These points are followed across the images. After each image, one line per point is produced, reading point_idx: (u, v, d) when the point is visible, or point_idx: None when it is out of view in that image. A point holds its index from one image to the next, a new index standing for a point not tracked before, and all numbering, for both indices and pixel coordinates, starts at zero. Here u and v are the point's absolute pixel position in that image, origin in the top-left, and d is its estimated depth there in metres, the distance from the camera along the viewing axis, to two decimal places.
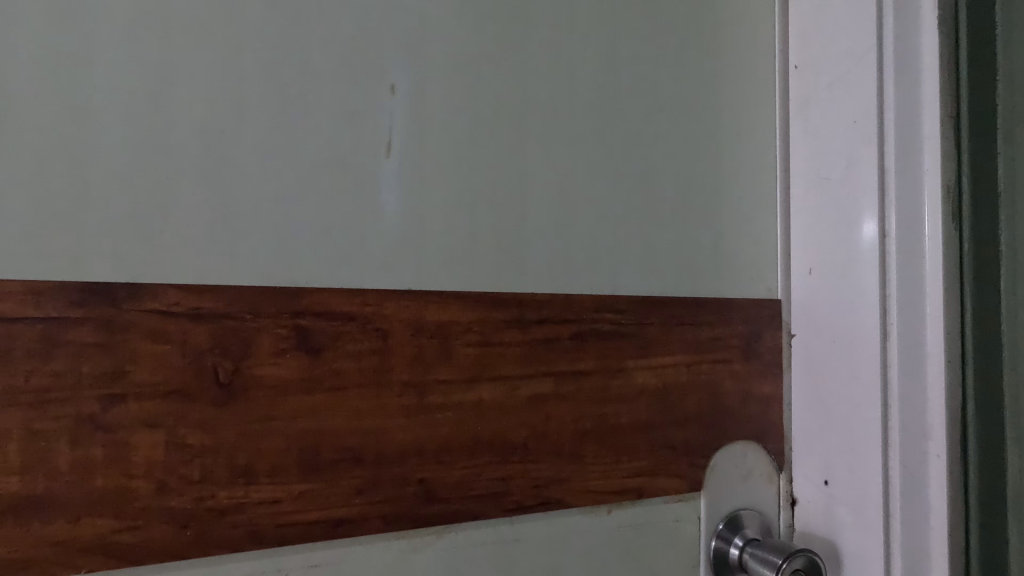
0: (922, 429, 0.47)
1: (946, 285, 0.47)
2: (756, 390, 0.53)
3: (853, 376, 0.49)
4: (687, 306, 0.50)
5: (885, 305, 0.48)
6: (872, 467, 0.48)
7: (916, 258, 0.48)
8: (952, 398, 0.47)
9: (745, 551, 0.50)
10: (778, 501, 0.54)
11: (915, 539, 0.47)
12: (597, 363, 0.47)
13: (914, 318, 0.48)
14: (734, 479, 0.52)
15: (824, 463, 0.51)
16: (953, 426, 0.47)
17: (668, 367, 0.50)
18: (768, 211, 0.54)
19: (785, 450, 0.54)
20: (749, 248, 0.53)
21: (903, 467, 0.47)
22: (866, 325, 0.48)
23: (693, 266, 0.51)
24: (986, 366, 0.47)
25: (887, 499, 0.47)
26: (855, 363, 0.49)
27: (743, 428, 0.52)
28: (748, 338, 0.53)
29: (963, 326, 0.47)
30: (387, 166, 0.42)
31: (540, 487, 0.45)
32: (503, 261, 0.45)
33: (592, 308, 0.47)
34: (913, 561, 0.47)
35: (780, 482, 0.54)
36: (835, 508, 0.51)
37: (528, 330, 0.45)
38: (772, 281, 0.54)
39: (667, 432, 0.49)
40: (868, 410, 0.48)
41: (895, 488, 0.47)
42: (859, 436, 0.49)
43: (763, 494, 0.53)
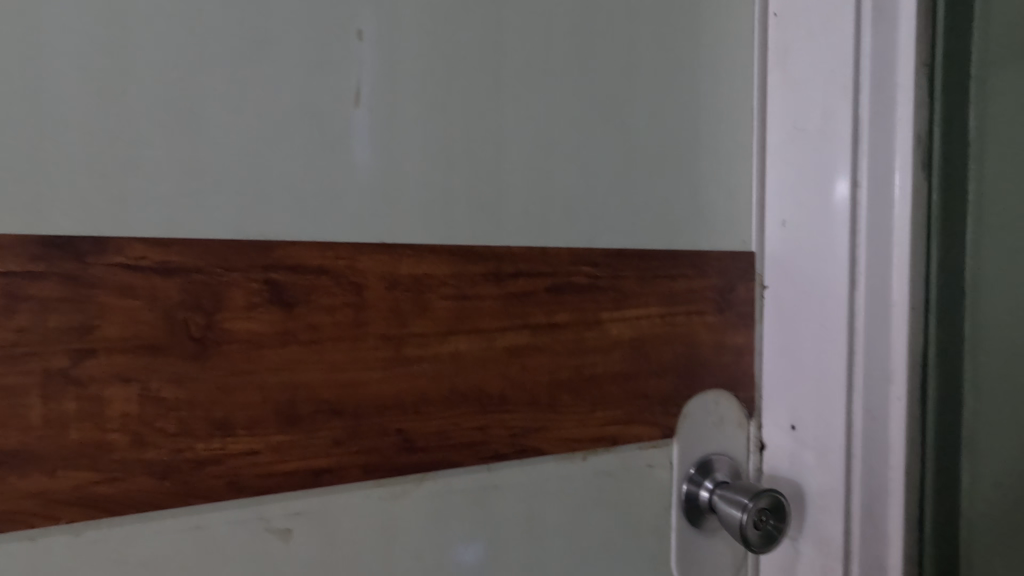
0: (885, 373, 0.49)
1: (913, 235, 0.48)
2: (729, 340, 0.54)
3: (823, 325, 0.50)
4: (662, 259, 0.51)
5: (854, 257, 0.49)
6: (837, 411, 0.50)
7: (885, 208, 0.48)
8: (914, 342, 0.49)
9: (711, 498, 0.52)
10: (748, 447, 0.56)
11: (874, 478, 0.50)
12: (572, 315, 0.48)
13: (882, 267, 0.49)
14: (705, 426, 0.54)
15: (791, 408, 0.53)
16: (913, 369, 0.49)
17: (642, 319, 0.51)
18: (744, 164, 0.54)
19: (755, 397, 0.56)
20: (725, 201, 0.53)
21: (865, 411, 0.49)
22: (834, 274, 0.49)
23: (669, 219, 0.51)
24: (948, 312, 0.49)
25: (849, 440, 0.50)
26: (824, 312, 0.50)
27: (716, 377, 0.54)
28: (722, 290, 0.54)
29: (928, 274, 0.48)
30: (357, 116, 0.41)
31: (517, 436, 0.46)
32: (479, 214, 0.44)
33: (568, 262, 0.47)
34: (872, 498, 0.50)
35: (750, 428, 0.56)
36: (801, 452, 0.53)
37: (504, 283, 0.45)
38: (747, 234, 0.55)
39: (642, 382, 0.51)
40: (835, 358, 0.50)
41: (858, 429, 0.49)
42: (825, 383, 0.50)
43: (732, 440, 0.55)
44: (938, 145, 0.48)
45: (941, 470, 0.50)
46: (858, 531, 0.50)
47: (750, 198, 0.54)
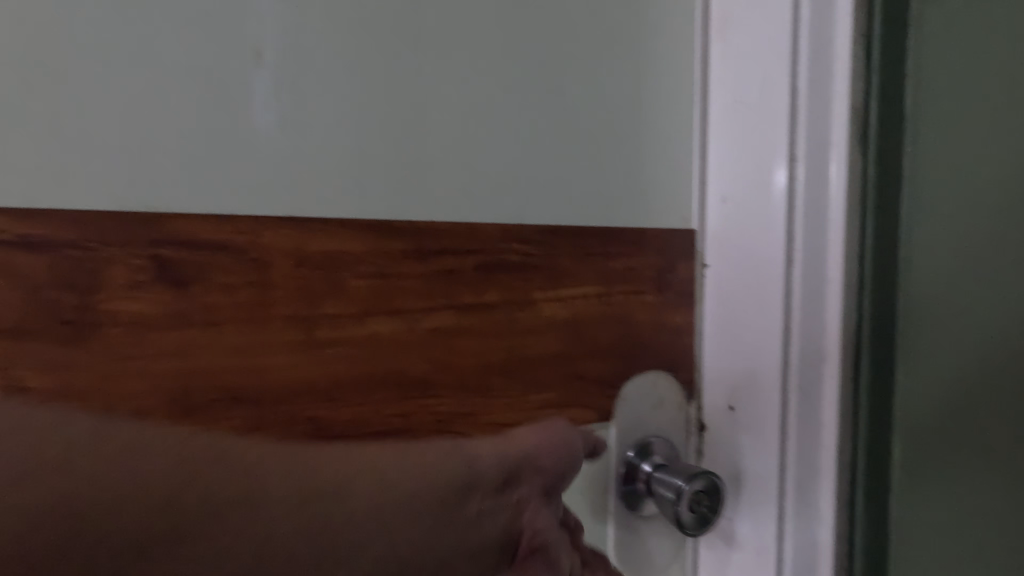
0: (819, 351, 0.48)
1: (847, 211, 0.47)
2: (668, 320, 0.53)
3: (760, 303, 0.49)
4: (599, 237, 0.49)
5: (790, 231, 0.48)
6: (772, 390, 0.49)
7: (821, 183, 0.48)
8: (847, 319, 0.48)
9: (646, 480, 0.51)
10: (687, 428, 0.54)
11: (807, 457, 0.49)
12: (503, 294, 0.45)
13: (817, 243, 0.48)
14: (644, 408, 0.52)
15: (730, 390, 0.52)
16: (846, 347, 0.48)
17: (578, 299, 0.49)
18: (685, 137, 0.52)
19: (695, 378, 0.55)
20: (666, 177, 0.52)
21: (799, 390, 0.49)
22: (769, 250, 0.49)
23: (606, 194, 0.49)
24: (881, 289, 0.48)
25: (784, 419, 0.49)
26: (762, 291, 0.49)
27: (654, 358, 0.53)
28: (661, 269, 0.52)
29: (863, 251, 0.48)
30: (258, 76, 0.37)
31: (443, 422, 0.44)
32: (399, 186, 0.41)
33: (498, 238, 0.45)
34: (804, 478, 0.49)
35: (689, 409, 0.55)
36: (738, 433, 0.52)
37: (428, 260, 0.42)
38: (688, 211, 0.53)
39: (578, 364, 0.49)
40: (771, 336, 0.49)
41: (792, 408, 0.49)
42: (761, 362, 0.50)
43: (671, 421, 0.54)
44: (874, 118, 0.47)
45: (876, 448, 0.49)
46: (792, 510, 0.50)
47: (692, 173, 0.53)
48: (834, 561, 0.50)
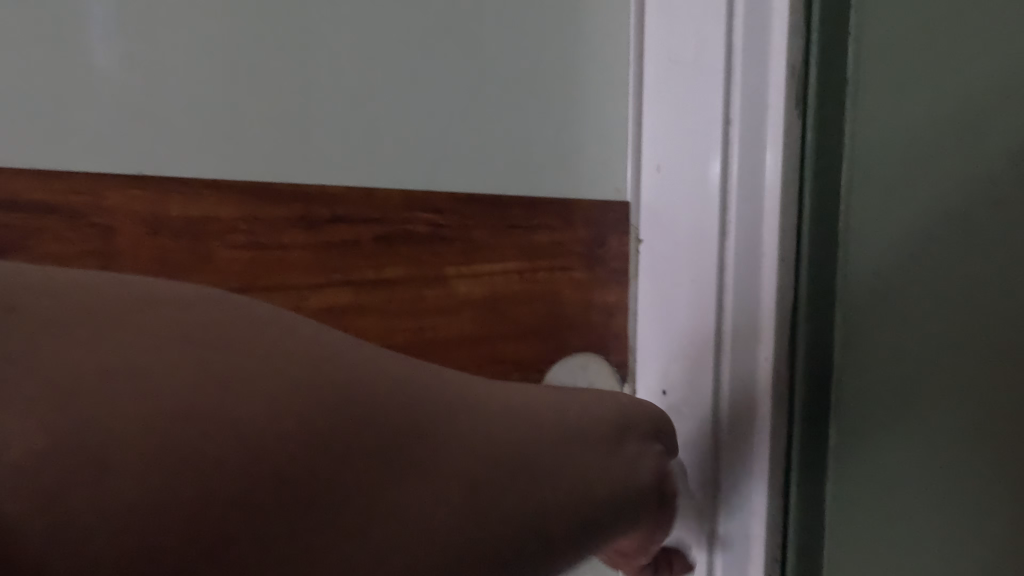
0: (754, 332, 0.43)
1: (784, 176, 0.42)
2: (599, 299, 0.49)
3: (694, 280, 0.44)
4: (521, 207, 0.45)
5: (726, 198, 0.42)
6: (704, 378, 0.44)
7: (756, 147, 0.42)
8: (783, 299, 0.42)
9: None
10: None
11: (738, 454, 0.44)
12: (408, 270, 0.41)
13: (750, 212, 0.42)
14: None
15: (665, 376, 0.46)
16: (780, 331, 0.43)
17: (497, 276, 0.44)
18: (618, 99, 0.47)
19: (628, 361, 0.50)
20: (596, 143, 0.47)
21: (732, 377, 0.44)
22: (706, 222, 0.43)
23: (528, 160, 0.45)
24: (822, 265, 0.43)
25: (717, 409, 0.44)
26: (696, 270, 0.43)
27: (585, 340, 0.49)
28: (591, 244, 0.48)
29: (800, 222, 0.42)
30: (101, 13, 0.32)
31: None
32: (279, 144, 0.36)
33: (402, 207, 0.40)
34: (733, 476, 0.44)
35: (622, 394, 0.49)
36: (681, 423, 0.46)
37: (316, 230, 0.38)
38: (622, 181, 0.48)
39: (497, 346, 0.45)
40: (703, 316, 0.44)
41: (725, 396, 0.44)
42: (695, 346, 0.44)
43: None
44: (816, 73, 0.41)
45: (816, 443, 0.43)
46: (724, 508, 0.45)
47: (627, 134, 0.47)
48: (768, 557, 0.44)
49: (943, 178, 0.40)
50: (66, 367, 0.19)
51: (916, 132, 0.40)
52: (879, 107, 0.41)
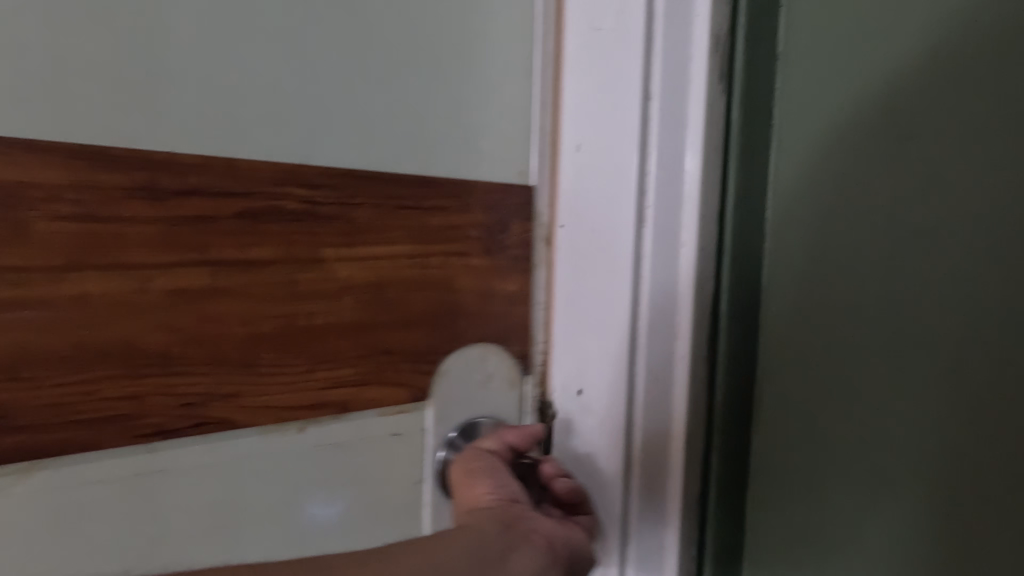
0: (672, 322, 0.46)
1: (705, 155, 0.45)
2: (499, 288, 0.47)
3: (611, 271, 0.45)
4: (412, 187, 0.42)
5: (643, 186, 0.44)
6: (619, 368, 0.45)
7: (677, 131, 0.45)
8: (704, 283, 0.46)
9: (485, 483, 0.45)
10: (521, 408, 0.49)
11: (654, 439, 0.46)
12: (279, 252, 0.37)
13: (671, 200, 0.45)
14: (469, 385, 0.46)
15: (579, 370, 0.48)
16: (699, 317, 0.46)
17: (384, 260, 0.41)
18: (522, 82, 0.47)
19: (531, 353, 0.49)
20: (496, 126, 0.46)
21: (646, 368, 0.45)
22: (626, 210, 0.44)
23: (420, 137, 0.42)
24: (738, 256, 0.47)
25: (631, 396, 0.46)
26: (612, 251, 0.45)
27: (483, 329, 0.47)
28: (491, 229, 0.46)
29: (721, 211, 0.46)
30: None
31: (193, 406, 0.36)
32: (122, 105, 0.32)
33: (271, 180, 0.37)
34: (652, 464, 0.46)
35: (526, 386, 0.50)
36: (586, 416, 0.47)
37: (162, 203, 0.33)
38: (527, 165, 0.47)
39: (383, 335, 0.42)
40: (619, 308, 0.45)
41: (638, 389, 0.46)
42: (614, 331, 0.45)
43: (504, 400, 0.49)
44: (736, 81, 0.45)
45: (731, 424, 0.48)
46: (636, 499, 0.47)
47: (533, 121, 0.47)
48: (679, 543, 0.47)
49: (876, 167, 0.42)
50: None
51: (835, 129, 0.44)
52: (809, 107, 0.45)
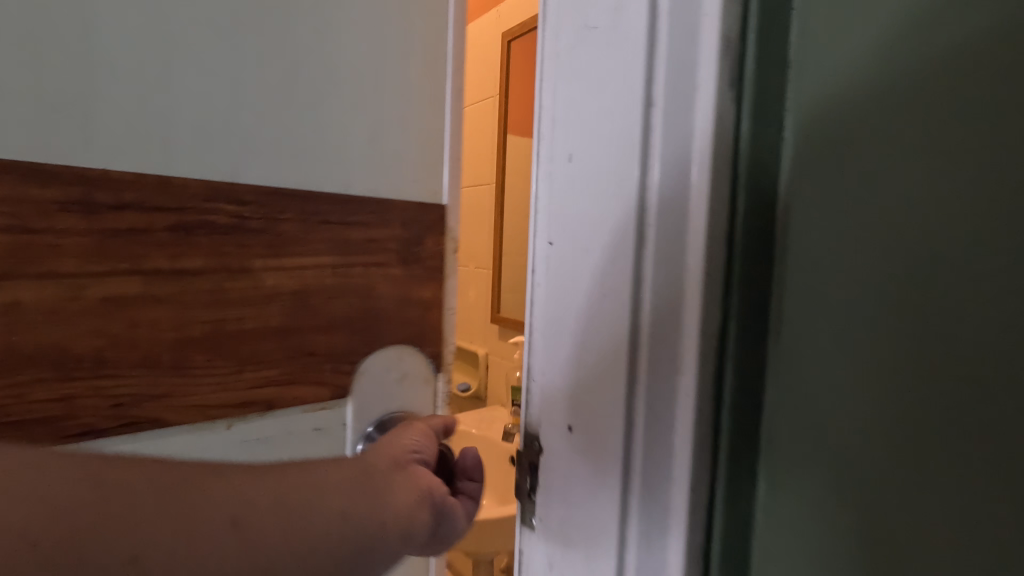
0: (665, 311, 0.26)
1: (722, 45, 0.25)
2: (414, 294, 0.53)
3: (575, 220, 0.29)
4: (334, 204, 0.47)
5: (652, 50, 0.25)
6: (589, 373, 0.28)
7: (676, 143, 0.25)
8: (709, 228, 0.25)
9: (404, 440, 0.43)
10: (435, 402, 0.55)
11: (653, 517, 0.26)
12: (209, 262, 0.40)
13: (679, 68, 0.25)
14: (386, 383, 0.52)
15: (568, 395, 0.29)
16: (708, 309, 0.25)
17: (309, 270, 0.46)
18: (437, 112, 0.53)
19: (441, 352, 0.56)
20: (413, 150, 0.51)
21: (648, 391, 0.26)
22: (631, 119, 0.26)
23: (344, 160, 0.47)
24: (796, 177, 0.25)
25: (627, 448, 0.26)
26: (611, 233, 0.27)
27: (400, 330, 0.52)
28: (407, 243, 0.51)
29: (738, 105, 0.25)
30: None
31: (123, 407, 0.38)
32: (56, 124, 0.35)
33: (202, 196, 0.40)
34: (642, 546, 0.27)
35: (436, 383, 0.56)
36: (575, 466, 0.29)
37: (98, 216, 0.36)
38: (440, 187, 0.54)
39: (306, 338, 0.46)
40: (597, 289, 0.28)
41: (639, 433, 0.26)
42: (590, 345, 0.28)
43: (418, 396, 0.54)
44: (752, 36, 0.25)
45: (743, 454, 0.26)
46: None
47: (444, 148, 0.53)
48: None
49: (915, 89, 0.21)
50: (81, 464, 0.23)
51: None
52: None
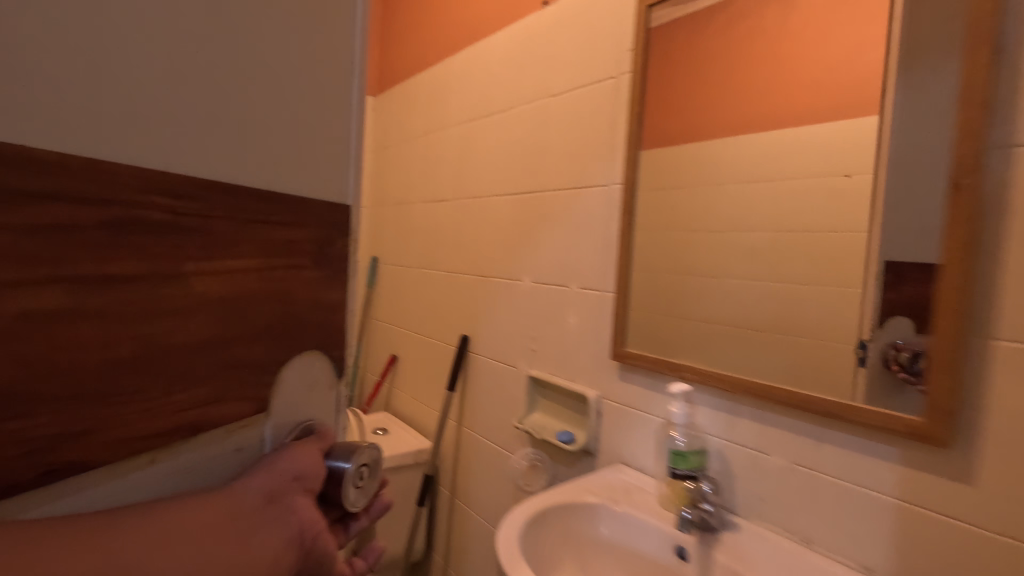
0: None
1: None
2: (325, 297, 0.50)
3: None
4: (263, 199, 0.42)
5: None
6: None
7: None
8: None
9: (283, 471, 0.42)
10: (337, 408, 0.53)
11: None
12: (143, 266, 0.34)
13: None
14: (300, 392, 0.48)
15: None
16: None
17: (238, 272, 0.41)
18: (348, 107, 0.50)
19: (343, 355, 0.54)
20: (332, 153, 0.49)
21: None
22: None
23: (272, 153, 0.43)
24: None
25: None
26: None
27: (315, 335, 0.49)
28: (319, 243, 0.49)
29: None
30: None
31: (39, 454, 0.30)
32: None
33: (133, 186, 0.33)
34: None
35: (338, 389, 0.54)
36: None
37: (16, 206, 0.27)
38: (350, 189, 0.51)
39: (233, 350, 0.41)
40: None
41: None
42: None
43: (324, 403, 0.51)
44: None
45: None
46: None
47: (351, 146, 0.51)
48: None
49: None
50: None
51: None
52: None
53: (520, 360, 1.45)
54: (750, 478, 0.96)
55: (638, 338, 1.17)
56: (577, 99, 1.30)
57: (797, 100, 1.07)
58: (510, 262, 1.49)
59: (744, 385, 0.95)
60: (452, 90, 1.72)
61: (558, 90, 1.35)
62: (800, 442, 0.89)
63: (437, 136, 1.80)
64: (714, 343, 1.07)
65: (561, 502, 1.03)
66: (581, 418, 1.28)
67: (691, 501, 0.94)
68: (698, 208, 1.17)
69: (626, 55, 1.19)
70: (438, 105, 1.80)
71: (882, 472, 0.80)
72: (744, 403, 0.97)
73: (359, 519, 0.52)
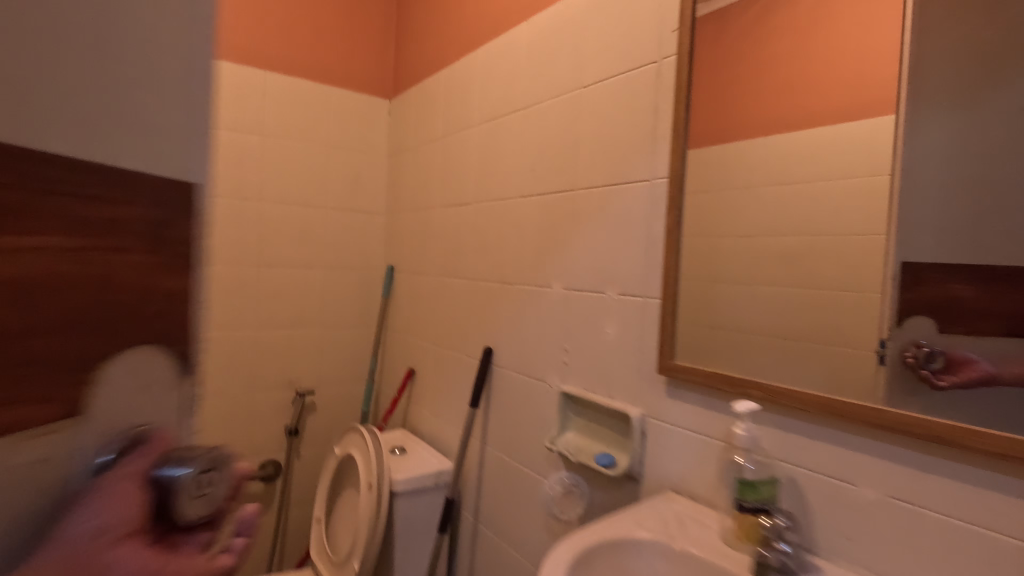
0: None
1: None
2: (162, 285, 0.43)
3: None
4: (69, 165, 0.35)
5: None
6: None
7: None
8: None
9: (75, 537, 0.37)
10: (182, 408, 0.46)
11: None
12: None
13: None
14: (126, 392, 0.40)
15: None
16: None
17: (31, 251, 0.33)
18: (198, 70, 0.44)
19: (188, 353, 0.46)
20: (175, 121, 0.42)
21: None
22: None
23: (94, 113, 0.36)
24: None
25: None
26: None
27: (147, 327, 0.42)
28: (155, 223, 0.42)
29: None
30: None
31: None
32: None
33: None
34: None
35: (179, 387, 0.45)
36: None
37: None
38: (193, 165, 0.44)
39: (26, 346, 0.33)
40: None
41: None
42: None
43: (162, 401, 0.43)
44: None
45: None
46: None
47: (200, 117, 0.45)
48: None
49: None
50: None
51: None
52: None
53: (550, 374, 1.34)
54: (832, 513, 0.80)
55: (688, 351, 1.03)
56: (612, 89, 1.20)
57: (885, 93, 1.00)
58: (538, 268, 1.39)
59: (822, 403, 0.80)
60: (474, 92, 1.67)
61: (587, 81, 1.26)
62: (899, 471, 0.74)
63: (460, 138, 1.74)
64: (779, 357, 0.94)
65: (608, 540, 0.86)
66: (620, 440, 1.15)
67: (766, 541, 0.76)
68: (755, 213, 1.07)
69: (670, 37, 1.08)
70: (461, 107, 1.74)
71: (1002, 510, 0.66)
72: (819, 425, 0.82)
73: (226, 508, 0.48)
